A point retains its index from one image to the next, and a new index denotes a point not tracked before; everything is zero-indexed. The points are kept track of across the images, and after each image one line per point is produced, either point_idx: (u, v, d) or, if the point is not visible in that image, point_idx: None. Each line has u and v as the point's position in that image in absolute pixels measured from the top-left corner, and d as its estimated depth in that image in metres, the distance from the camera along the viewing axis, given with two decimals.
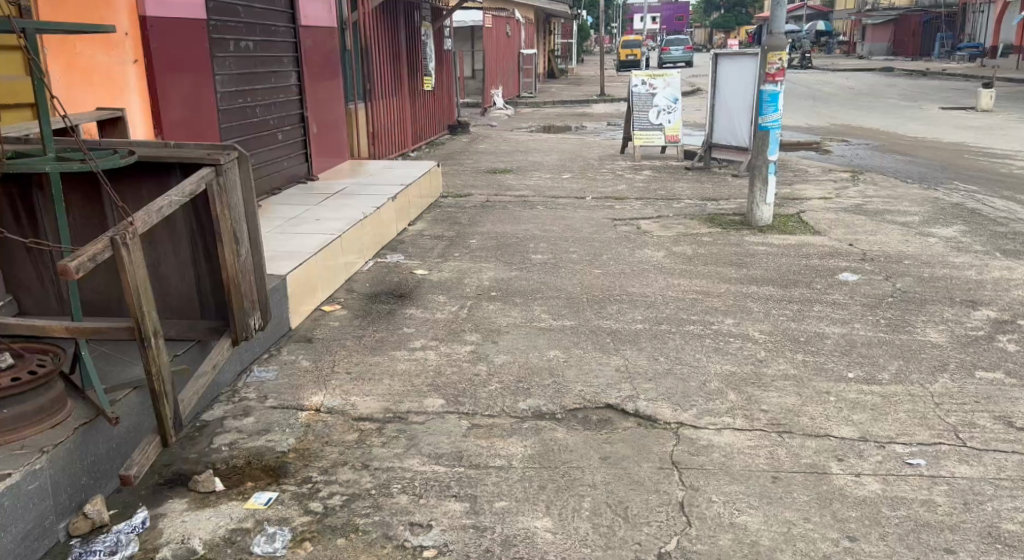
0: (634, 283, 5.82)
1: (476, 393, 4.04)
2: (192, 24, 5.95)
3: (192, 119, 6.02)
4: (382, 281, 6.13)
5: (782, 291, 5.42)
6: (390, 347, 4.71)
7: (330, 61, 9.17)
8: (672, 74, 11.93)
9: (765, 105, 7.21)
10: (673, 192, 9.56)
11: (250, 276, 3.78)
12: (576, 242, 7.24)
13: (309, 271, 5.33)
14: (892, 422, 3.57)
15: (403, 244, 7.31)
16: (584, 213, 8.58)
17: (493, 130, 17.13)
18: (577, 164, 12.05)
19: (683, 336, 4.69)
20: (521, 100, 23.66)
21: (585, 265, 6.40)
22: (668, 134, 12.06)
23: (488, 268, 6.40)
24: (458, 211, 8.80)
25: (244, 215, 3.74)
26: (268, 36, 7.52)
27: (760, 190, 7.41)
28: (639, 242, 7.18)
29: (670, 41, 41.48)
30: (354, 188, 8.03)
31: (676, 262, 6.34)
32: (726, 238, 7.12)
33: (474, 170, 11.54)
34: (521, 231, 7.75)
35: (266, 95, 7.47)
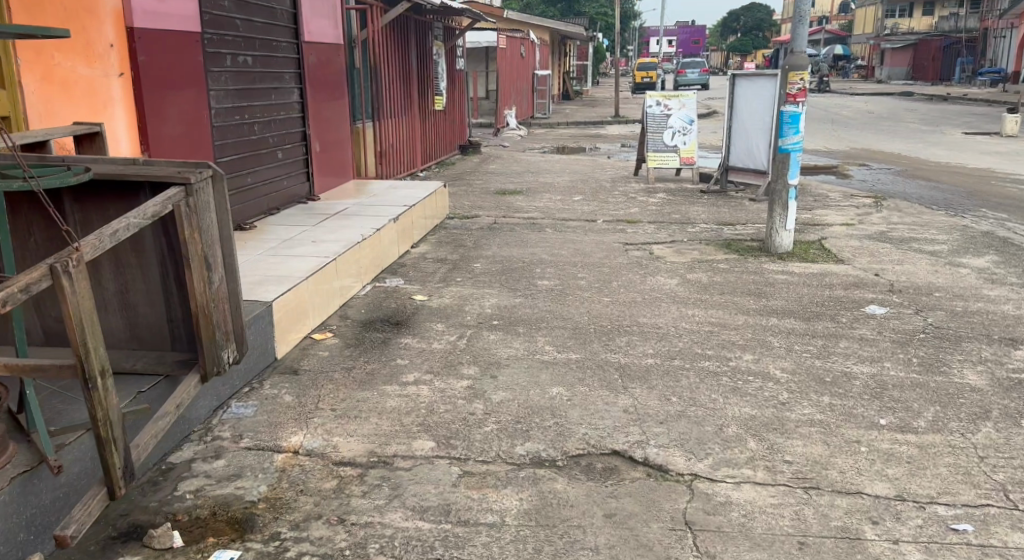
0: (645, 313, 5.47)
1: (470, 435, 3.69)
2: (184, 37, 5.73)
3: (183, 135, 5.77)
4: (379, 307, 5.80)
5: (804, 325, 5.04)
6: (381, 381, 4.37)
7: (336, 78, 8.92)
8: (688, 95, 11.64)
9: (785, 127, 6.88)
10: (688, 215, 9.21)
11: (223, 306, 3.49)
12: (585, 267, 6.89)
13: (299, 296, 5.02)
14: (932, 479, 3.19)
15: (403, 267, 7.00)
16: (594, 237, 8.24)
17: (504, 150, 16.88)
18: (589, 186, 11.74)
19: (698, 373, 4.32)
20: (535, 121, 23.45)
21: (594, 293, 6.06)
22: (683, 156, 11.72)
23: (491, 294, 6.07)
24: (464, 233, 8.49)
25: (217, 238, 3.46)
26: (270, 51, 7.28)
27: (780, 215, 7.06)
28: (651, 268, 6.83)
29: (686, 64, 41.30)
30: (355, 208, 7.74)
31: (691, 291, 5.98)
32: (743, 265, 6.75)
33: (483, 191, 11.25)
34: (528, 255, 7.42)
35: (266, 112, 7.21)
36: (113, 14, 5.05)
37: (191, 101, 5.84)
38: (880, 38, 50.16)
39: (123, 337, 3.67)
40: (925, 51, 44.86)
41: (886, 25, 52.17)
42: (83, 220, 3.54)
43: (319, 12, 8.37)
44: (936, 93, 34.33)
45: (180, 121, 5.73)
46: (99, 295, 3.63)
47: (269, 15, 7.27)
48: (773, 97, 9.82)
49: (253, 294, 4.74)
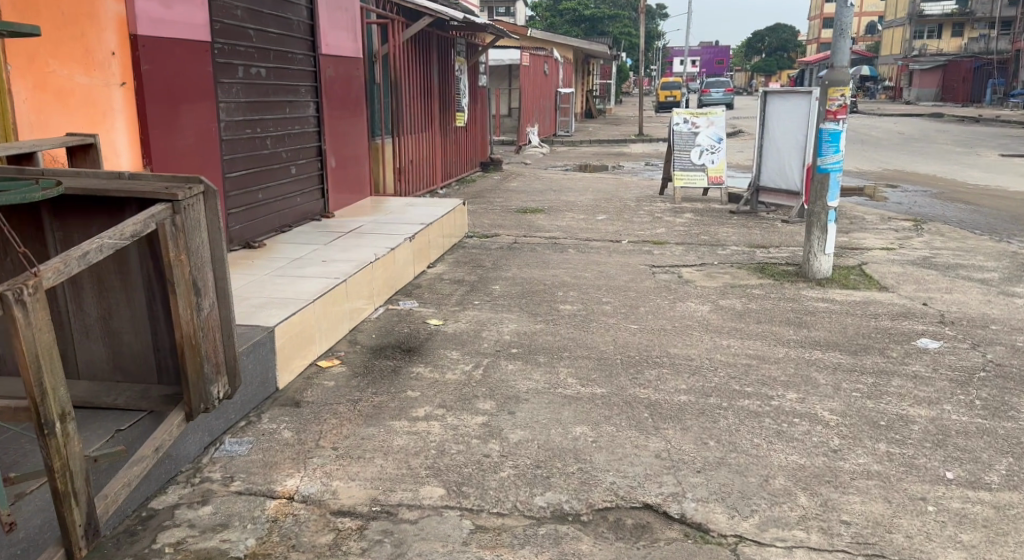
0: (676, 343, 5.08)
1: (483, 481, 3.31)
2: (193, 46, 5.46)
3: (191, 149, 5.49)
4: (391, 332, 5.45)
5: (851, 361, 4.65)
6: (389, 415, 4.02)
7: (354, 92, 8.64)
8: (716, 112, 11.31)
9: (824, 146, 6.51)
10: (718, 237, 8.81)
11: (212, 335, 3.15)
12: (610, 291, 6.52)
13: (304, 320, 4.69)
14: (1015, 548, 2.78)
15: (419, 288, 6.67)
16: (619, 258, 7.87)
17: (527, 168, 16.57)
18: (613, 205, 11.38)
19: (737, 414, 3.93)
20: (558, 139, 23.16)
21: (621, 319, 5.67)
22: (711, 175, 11.31)
23: (511, 319, 5.71)
24: (483, 253, 8.15)
25: (208, 260, 3.13)
26: (285, 64, 7.01)
27: (818, 239, 6.66)
28: (681, 293, 6.44)
29: (710, 84, 40.97)
30: (370, 226, 7.43)
31: (724, 319, 5.58)
32: (779, 291, 6.35)
33: (503, 209, 10.92)
34: (550, 277, 7.06)
35: (279, 126, 6.92)
36: (116, 20, 4.77)
37: (199, 114, 5.56)
38: (908, 59, 49.51)
39: (105, 367, 3.34)
40: (955, 72, 44.18)
41: (915, 45, 51.52)
42: (64, 238, 3.21)
43: (338, 24, 8.11)
44: (968, 113, 33.70)
45: (188, 135, 5.45)
46: (81, 320, 3.30)
47: (285, 26, 7.00)
48: (808, 116, 9.43)
49: (255, 318, 4.41)
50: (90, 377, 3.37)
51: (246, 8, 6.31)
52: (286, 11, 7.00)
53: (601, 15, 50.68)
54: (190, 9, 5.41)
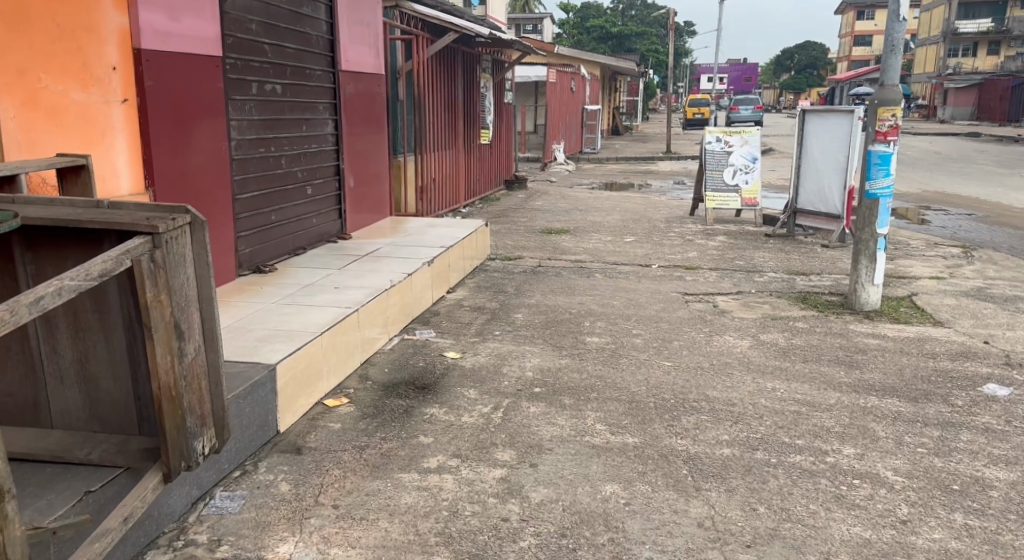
0: (715, 384, 4.64)
1: (501, 554, 2.95)
2: (202, 61, 5.15)
3: (199, 169, 5.17)
4: (405, 365, 5.07)
5: (912, 410, 4.23)
6: (397, 466, 3.63)
7: (375, 109, 8.32)
8: (751, 131, 10.90)
9: (874, 168, 6.13)
10: (753, 262, 8.38)
11: (197, 385, 2.78)
12: (640, 321, 6.09)
13: (310, 355, 4.31)
14: None
15: (437, 316, 6.31)
16: (650, 284, 7.45)
17: (552, 186, 16.22)
18: (642, 226, 10.97)
19: (788, 473, 3.53)
20: (584, 157, 22.79)
21: (653, 355, 5.24)
22: (745, 197, 10.84)
23: (534, 353, 5.32)
24: (506, 277, 7.78)
25: (195, 300, 2.77)
26: (301, 80, 6.70)
27: (866, 268, 6.28)
28: (717, 325, 6.00)
29: (739, 101, 40.49)
30: (388, 249, 7.09)
31: (766, 358, 5.14)
32: (825, 325, 5.94)
33: (528, 229, 10.56)
34: (576, 304, 6.66)
35: (295, 144, 6.60)
36: (118, 33, 4.46)
37: (209, 132, 5.25)
38: (943, 77, 48.65)
39: (81, 417, 2.98)
40: (993, 90, 43.26)
41: (949, 63, 50.65)
42: (37, 273, 2.83)
43: (359, 39, 7.80)
44: (1007, 133, 32.88)
45: (196, 154, 5.13)
46: (55, 364, 2.94)
47: (303, 40, 6.70)
48: (849, 136, 9.01)
49: (255, 354, 4.04)
50: (65, 427, 3.00)
51: (261, 21, 6.01)
52: (304, 26, 6.69)
53: (628, 32, 50.51)
54: (199, 21, 5.10)
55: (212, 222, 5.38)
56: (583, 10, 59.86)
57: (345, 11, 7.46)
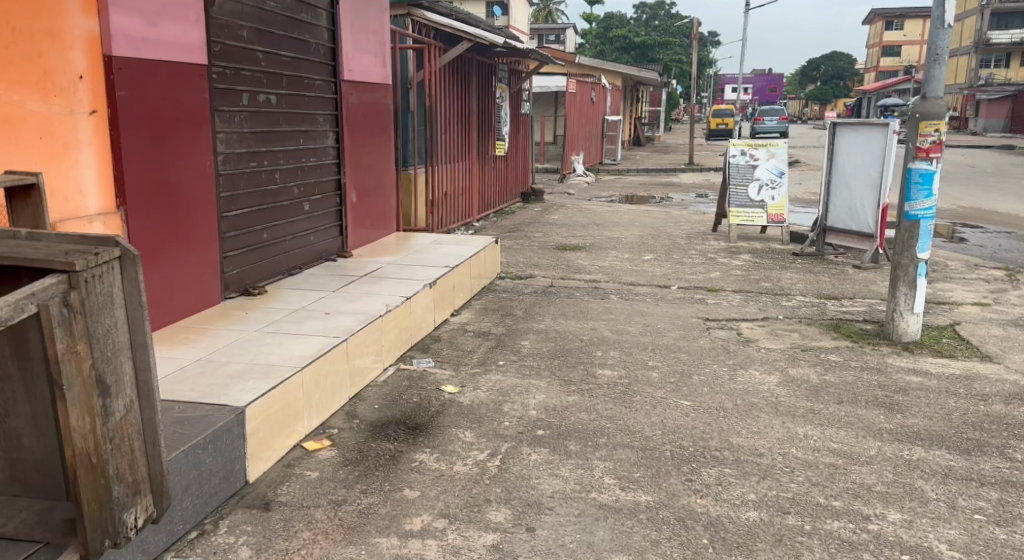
0: (739, 429, 4.16)
1: None
2: (183, 69, 4.78)
3: (180, 185, 4.79)
4: (398, 401, 4.63)
5: (966, 465, 3.76)
6: (375, 528, 3.21)
7: (381, 120, 7.93)
8: (778, 144, 10.41)
9: (914, 188, 5.70)
10: (780, 284, 7.87)
11: (127, 447, 2.36)
12: (657, 351, 5.61)
13: (288, 394, 3.89)
14: None
15: (439, 342, 5.88)
16: (668, 308, 6.97)
17: (571, 199, 15.76)
18: (662, 242, 10.48)
19: (824, 545, 3.08)
20: (604, 168, 22.33)
21: (670, 392, 4.76)
22: (771, 213, 10.33)
23: (540, 387, 4.86)
24: (516, 298, 7.35)
25: (125, 347, 2.36)
26: (299, 90, 6.31)
27: (905, 296, 5.81)
28: (742, 356, 5.51)
29: (765, 112, 39.85)
30: (391, 268, 6.68)
31: (796, 399, 4.64)
32: (860, 359, 5.46)
33: (542, 245, 10.12)
34: (589, 330, 6.21)
35: (291, 158, 6.20)
36: (85, 38, 4.09)
37: (191, 146, 4.87)
38: (975, 88, 47.68)
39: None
40: None
41: (980, 75, 49.70)
42: None
43: (364, 48, 7.42)
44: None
45: (176, 169, 4.74)
46: None
47: (302, 48, 6.33)
48: (884, 150, 8.52)
49: (223, 395, 3.62)
50: None
51: (253, 28, 5.63)
52: (303, 33, 6.32)
53: (651, 42, 50.08)
54: (180, 27, 4.74)
55: (196, 243, 4.98)
56: (607, 20, 59.47)
57: (348, 17, 7.08)
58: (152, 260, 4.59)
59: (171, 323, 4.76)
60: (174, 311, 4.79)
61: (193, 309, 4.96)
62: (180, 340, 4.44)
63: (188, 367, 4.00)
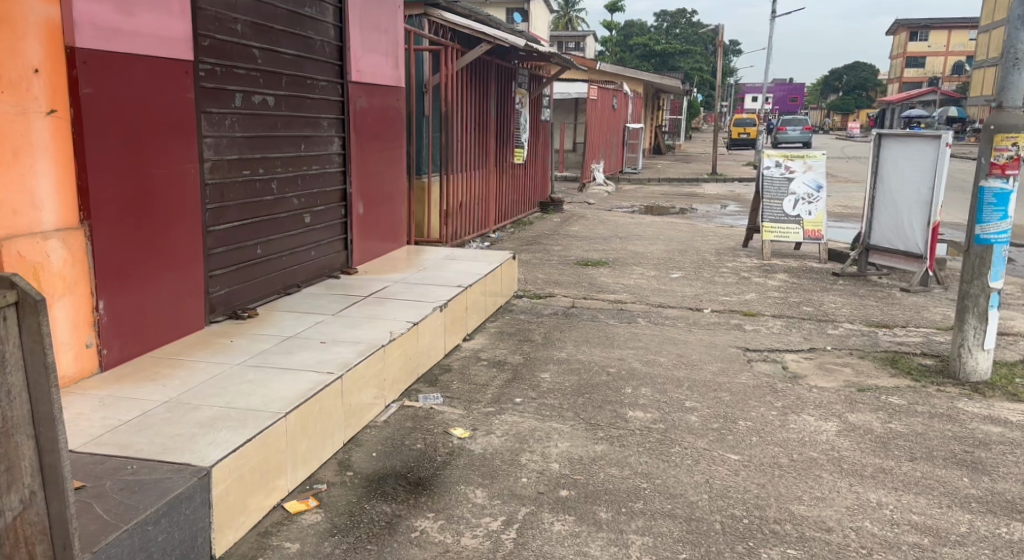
0: (800, 495, 3.55)
1: None
2: (163, 65, 4.22)
3: (156, 196, 4.21)
4: (400, 447, 4.03)
5: None
6: None
7: (392, 125, 7.35)
8: (816, 156, 9.76)
9: (987, 209, 5.04)
10: (823, 309, 7.22)
11: (22, 553, 2.11)
12: (694, 389, 4.96)
13: (267, 448, 3.30)
14: None
15: (449, 372, 5.28)
16: (702, 335, 6.34)
17: (591, 209, 15.15)
18: (690, 259, 9.82)
19: None
20: (624, 177, 21.67)
21: (714, 442, 4.12)
22: (808, 229, 9.64)
23: (563, 432, 4.25)
24: (535, 321, 6.73)
25: (19, 423, 2.08)
26: (301, 91, 5.74)
27: (975, 330, 5.14)
28: (790, 396, 4.88)
29: (787, 122, 39.09)
30: (399, 287, 6.09)
31: (863, 455, 4.01)
32: (927, 403, 4.81)
33: (563, 260, 9.50)
34: (616, 360, 5.59)
35: (289, 165, 5.62)
36: (41, 27, 3.54)
37: (170, 151, 4.29)
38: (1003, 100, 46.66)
39: None
40: None
41: None
42: None
43: (374, 47, 6.85)
44: None
45: (151, 177, 4.16)
46: None
47: (305, 46, 5.76)
48: (937, 164, 7.86)
49: (188, 451, 3.05)
50: None
51: (250, 21, 5.06)
52: (306, 29, 5.75)
53: (673, 50, 49.41)
54: (159, 17, 4.18)
55: (176, 261, 4.39)
56: (628, 28, 58.81)
57: (358, 14, 6.52)
58: (122, 281, 4.01)
59: (143, 352, 4.18)
60: (146, 339, 4.20)
61: (169, 336, 4.37)
62: (150, 374, 3.86)
63: (152, 411, 3.41)
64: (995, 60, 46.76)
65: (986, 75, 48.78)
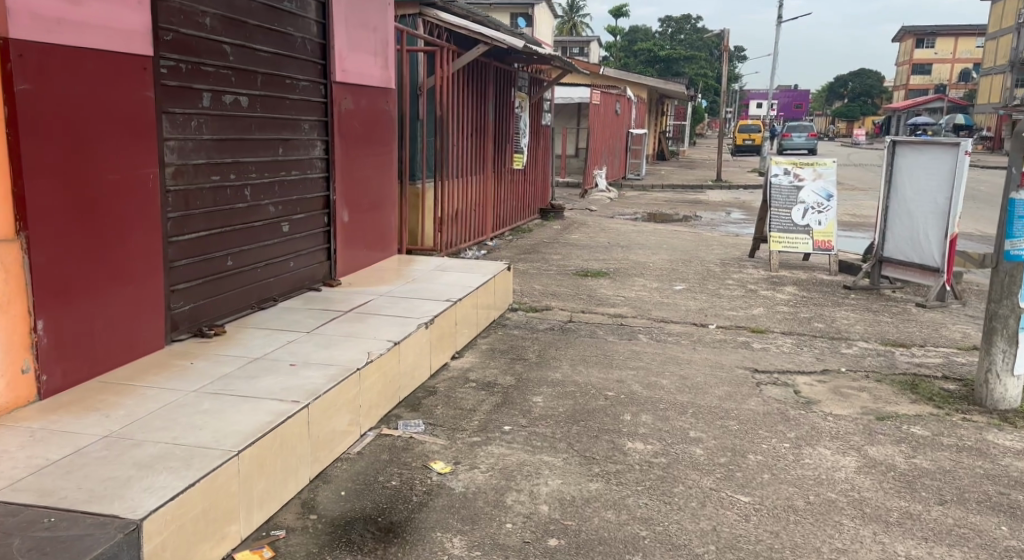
0: (818, 547, 3.16)
1: None
2: (116, 61, 3.84)
3: (108, 204, 3.83)
4: (373, 484, 3.63)
5: None
6: None
7: (381, 128, 6.96)
8: (826, 163, 9.37)
9: (1018, 223, 4.64)
10: (836, 325, 6.82)
11: None
12: (699, 417, 4.56)
13: (215, 491, 2.91)
14: None
15: (434, 395, 4.88)
16: (707, 354, 5.94)
17: (592, 216, 14.75)
18: (694, 269, 9.42)
19: None
20: (628, 183, 21.27)
21: (721, 480, 3.72)
22: (817, 239, 9.22)
23: (555, 466, 3.85)
24: (530, 336, 6.33)
25: None
26: (279, 92, 5.35)
27: (1004, 354, 4.74)
28: (803, 425, 4.47)
29: (793, 128, 38.64)
30: (384, 301, 5.70)
31: (886, 498, 3.60)
32: (953, 434, 4.40)
33: (562, 270, 9.10)
34: (615, 382, 5.19)
35: (265, 169, 5.24)
36: None
37: (124, 155, 3.91)
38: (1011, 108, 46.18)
39: None
40: None
41: None
42: None
43: (361, 46, 6.47)
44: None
45: (101, 183, 3.78)
46: None
47: (283, 43, 5.38)
48: (955, 173, 7.45)
49: (119, 500, 2.67)
50: None
51: (220, 15, 4.68)
52: (285, 25, 5.38)
53: (677, 56, 49.01)
54: (112, 8, 3.80)
55: (131, 276, 4.00)
56: (633, 34, 58.47)
57: (344, 11, 6.15)
58: (66, 298, 3.62)
59: (91, 376, 3.80)
60: (96, 362, 3.82)
61: (123, 358, 3.99)
62: (94, 403, 3.47)
63: (87, 449, 3.02)
64: (1003, 67, 46.29)
65: (993, 83, 48.31)
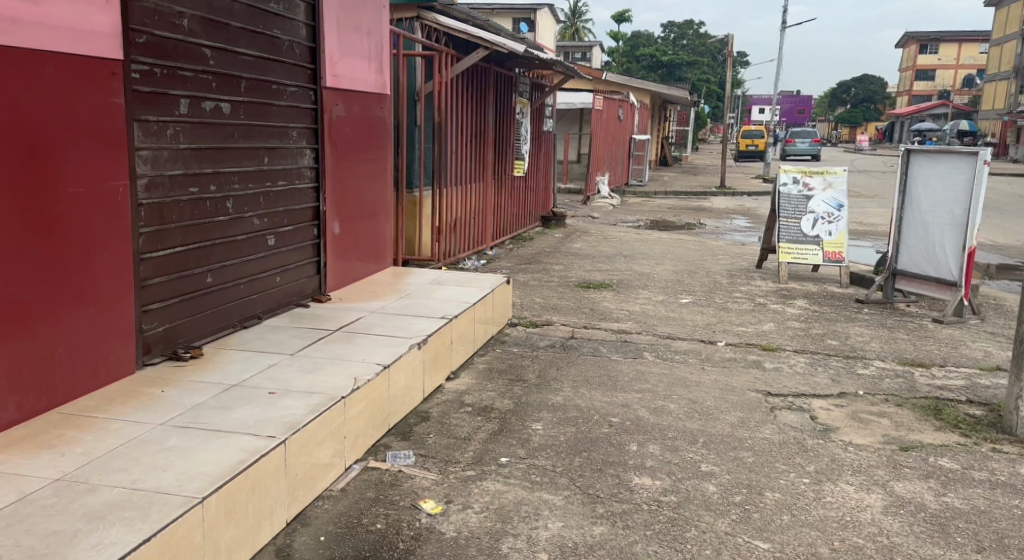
0: None
1: None
2: (82, 65, 3.55)
3: (71, 221, 3.53)
4: (357, 527, 3.32)
5: None
6: None
7: (375, 135, 6.66)
8: (837, 172, 9.07)
9: None
10: (850, 343, 6.51)
11: None
12: (710, 447, 4.24)
13: (177, 544, 2.61)
14: None
15: (426, 422, 4.56)
16: (717, 374, 5.62)
17: (594, 224, 14.43)
18: (700, 281, 9.09)
19: None
20: (630, 190, 20.96)
21: (736, 522, 3.41)
22: (828, 251, 8.90)
23: (556, 506, 3.54)
24: (530, 355, 6.02)
25: None
26: (264, 98, 5.05)
27: None
28: (822, 457, 4.15)
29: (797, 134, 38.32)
30: (375, 319, 5.39)
31: (918, 544, 3.29)
32: (985, 468, 4.08)
33: (564, 282, 8.78)
34: (619, 406, 4.88)
35: (248, 180, 4.93)
36: None
37: (90, 166, 3.61)
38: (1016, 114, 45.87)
39: None
40: None
41: None
42: None
43: (354, 50, 6.17)
44: None
45: (63, 198, 3.48)
46: None
47: (269, 46, 5.08)
48: (974, 183, 7.15)
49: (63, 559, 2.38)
50: None
51: (200, 17, 4.39)
52: (270, 27, 5.08)
53: (679, 61, 48.74)
54: (76, 8, 3.51)
55: (98, 299, 3.70)
56: (635, 39, 58.21)
57: (335, 12, 5.85)
58: (22, 324, 3.32)
59: (51, 407, 3.50)
60: (56, 392, 3.51)
61: (87, 386, 3.68)
62: (49, 440, 3.17)
63: (35, 495, 2.72)
64: (1008, 74, 45.99)
65: (998, 89, 47.97)
